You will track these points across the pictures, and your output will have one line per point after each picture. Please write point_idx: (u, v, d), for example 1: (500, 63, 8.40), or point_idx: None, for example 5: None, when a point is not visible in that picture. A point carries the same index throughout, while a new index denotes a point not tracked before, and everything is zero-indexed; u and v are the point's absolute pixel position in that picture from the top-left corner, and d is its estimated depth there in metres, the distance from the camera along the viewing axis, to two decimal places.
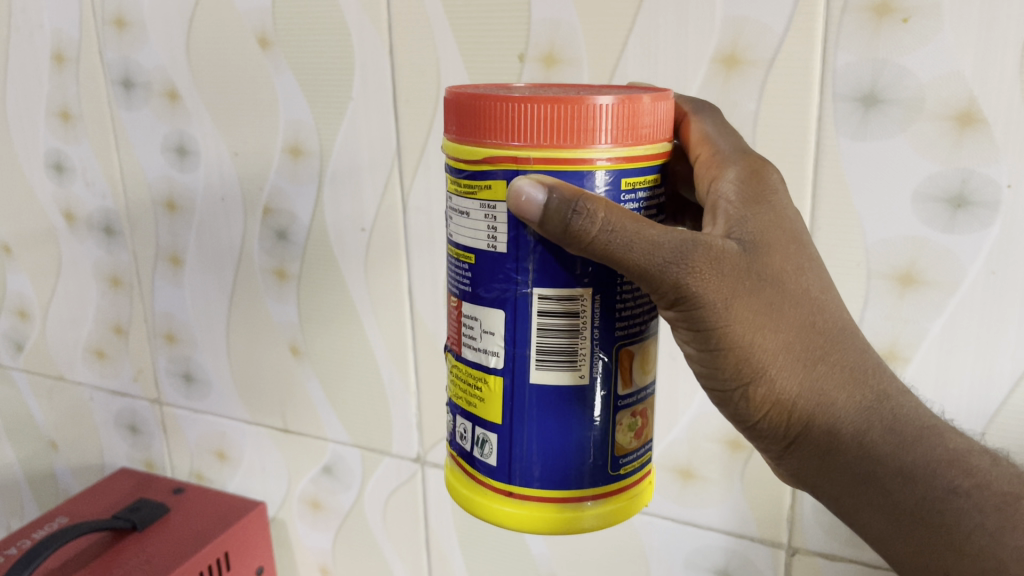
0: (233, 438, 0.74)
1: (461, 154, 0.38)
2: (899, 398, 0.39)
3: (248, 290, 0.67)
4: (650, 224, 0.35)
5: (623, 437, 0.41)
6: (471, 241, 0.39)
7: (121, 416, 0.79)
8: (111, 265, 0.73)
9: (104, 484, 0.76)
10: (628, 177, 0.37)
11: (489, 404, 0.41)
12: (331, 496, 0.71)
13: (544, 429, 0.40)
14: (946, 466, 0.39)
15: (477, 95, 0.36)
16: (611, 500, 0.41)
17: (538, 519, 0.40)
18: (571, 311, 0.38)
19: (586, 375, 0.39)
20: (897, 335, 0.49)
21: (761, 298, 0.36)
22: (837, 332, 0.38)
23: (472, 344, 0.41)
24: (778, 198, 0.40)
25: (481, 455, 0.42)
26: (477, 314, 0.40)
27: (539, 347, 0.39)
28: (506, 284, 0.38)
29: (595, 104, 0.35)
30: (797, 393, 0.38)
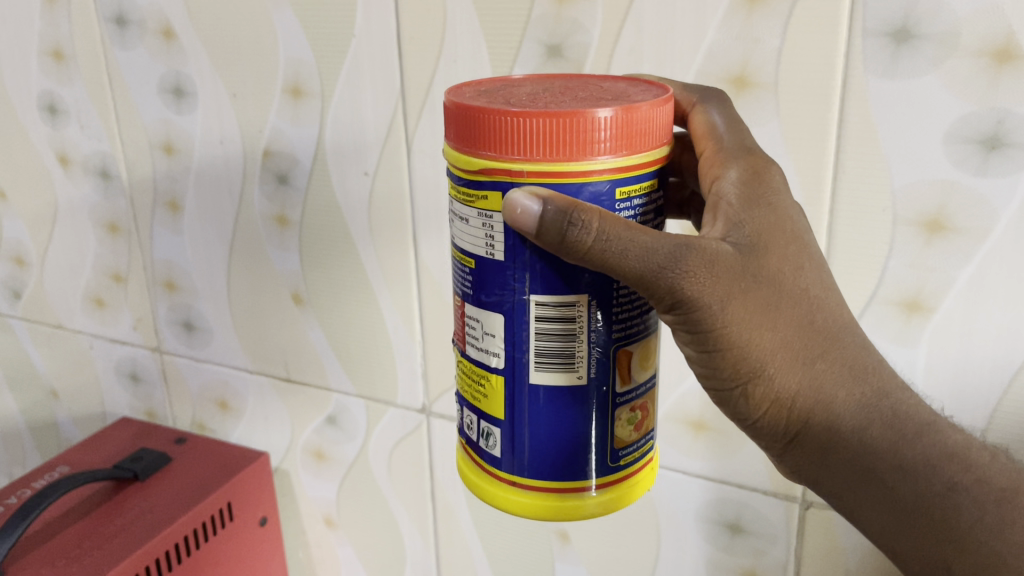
0: (235, 387, 0.75)
1: (458, 162, 0.38)
2: (899, 394, 0.39)
3: (249, 238, 0.68)
4: (644, 230, 0.36)
5: (623, 430, 0.42)
6: (471, 247, 0.40)
7: (122, 365, 0.81)
8: (109, 210, 0.73)
9: (109, 431, 0.77)
10: (622, 187, 0.37)
11: (493, 400, 0.41)
12: (335, 446, 0.72)
13: (544, 425, 0.40)
14: (946, 461, 0.38)
15: (474, 107, 0.37)
16: (613, 488, 0.42)
17: (541, 509, 0.41)
18: (568, 317, 0.39)
19: (583, 376, 0.40)
20: (921, 284, 0.47)
21: (757, 298, 0.37)
22: (834, 329, 0.38)
23: (475, 343, 0.41)
24: (778, 198, 0.40)
25: (486, 446, 0.43)
26: (479, 316, 0.40)
27: (537, 351, 0.39)
28: (505, 290, 0.39)
29: (592, 117, 0.35)
30: (796, 391, 0.38)
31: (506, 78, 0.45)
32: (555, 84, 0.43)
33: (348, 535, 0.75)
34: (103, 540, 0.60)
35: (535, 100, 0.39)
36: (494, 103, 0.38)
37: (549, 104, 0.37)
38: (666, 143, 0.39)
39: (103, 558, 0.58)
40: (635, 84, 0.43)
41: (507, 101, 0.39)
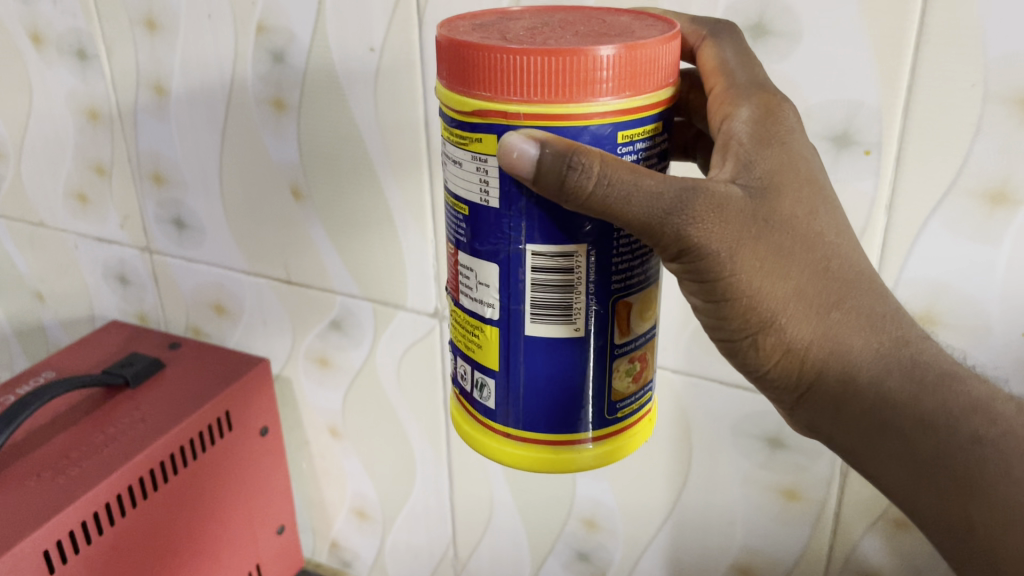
0: (231, 290, 0.72)
1: (452, 103, 0.36)
2: (918, 342, 0.37)
3: (244, 122, 0.63)
4: (649, 174, 0.34)
5: (621, 383, 0.40)
6: (465, 193, 0.37)
7: (109, 266, 0.77)
8: (88, 95, 0.68)
9: (96, 336, 0.75)
10: (624, 130, 0.35)
11: (487, 351, 0.40)
12: (340, 351, 0.69)
13: (538, 378, 0.39)
14: (969, 414, 0.36)
15: (468, 44, 0.34)
16: (608, 441, 0.41)
17: (535, 462, 0.40)
18: (565, 268, 0.37)
19: (581, 328, 0.38)
20: (1010, 172, 0.41)
21: (767, 245, 0.35)
22: (850, 275, 0.36)
23: (469, 293, 0.40)
24: (790, 137, 0.38)
25: (480, 397, 0.41)
26: (473, 265, 0.39)
27: (533, 302, 0.38)
28: (500, 239, 0.37)
29: (595, 56, 0.33)
30: (809, 341, 0.36)
31: (503, 9, 0.42)
32: (556, 17, 0.41)
33: (354, 446, 0.73)
34: (92, 449, 0.58)
35: (533, 35, 0.37)
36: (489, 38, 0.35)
37: (549, 41, 0.35)
38: (673, 82, 0.36)
39: (94, 468, 0.56)
40: (642, 17, 0.40)
41: (503, 37, 0.36)
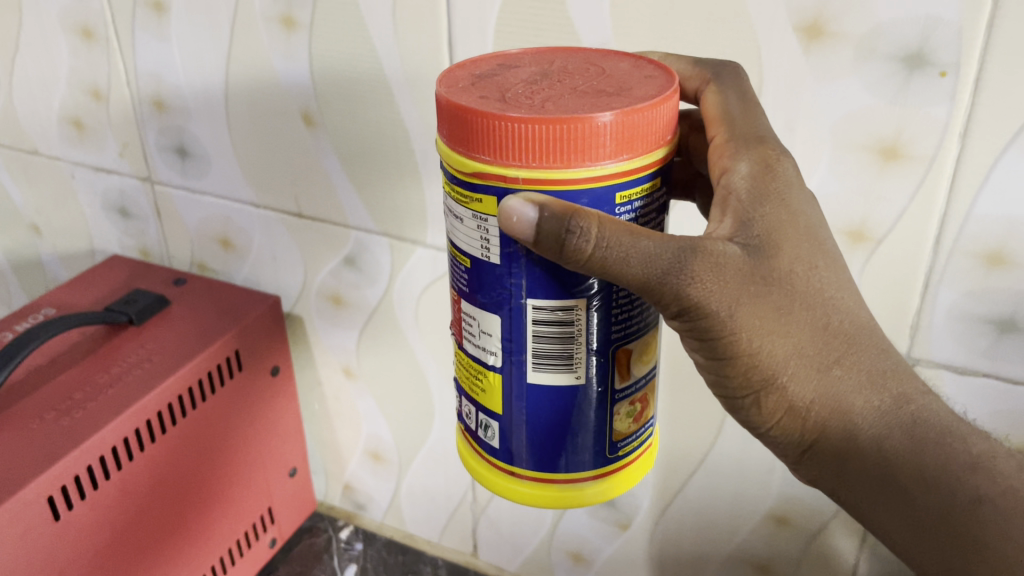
0: (238, 224, 0.69)
1: (453, 161, 0.37)
2: (920, 399, 0.37)
3: (250, 40, 0.58)
4: (646, 234, 0.35)
5: (622, 424, 0.41)
6: (467, 247, 0.38)
7: (109, 197, 0.74)
8: (82, 13, 0.64)
9: (97, 270, 0.74)
10: (622, 191, 0.36)
11: (490, 395, 0.41)
12: (356, 290, 0.66)
13: (540, 419, 0.40)
14: (971, 472, 0.36)
15: (467, 109, 0.35)
16: (611, 476, 0.42)
17: (540, 498, 0.41)
18: (565, 321, 0.37)
19: (582, 376, 0.39)
20: None
21: (766, 303, 0.36)
22: (851, 332, 0.37)
23: (472, 339, 0.40)
24: (789, 192, 0.39)
25: (485, 436, 0.42)
26: (476, 314, 0.39)
27: (535, 352, 0.38)
28: (502, 292, 0.38)
29: (592, 124, 0.33)
30: (811, 400, 0.36)
31: (503, 54, 0.43)
32: (554, 64, 0.41)
33: (368, 386, 0.71)
34: (96, 390, 0.57)
35: (531, 93, 0.38)
36: (487, 101, 0.36)
37: (547, 103, 0.35)
38: (670, 138, 0.37)
39: (98, 411, 0.55)
40: (641, 66, 0.41)
41: (502, 96, 0.37)
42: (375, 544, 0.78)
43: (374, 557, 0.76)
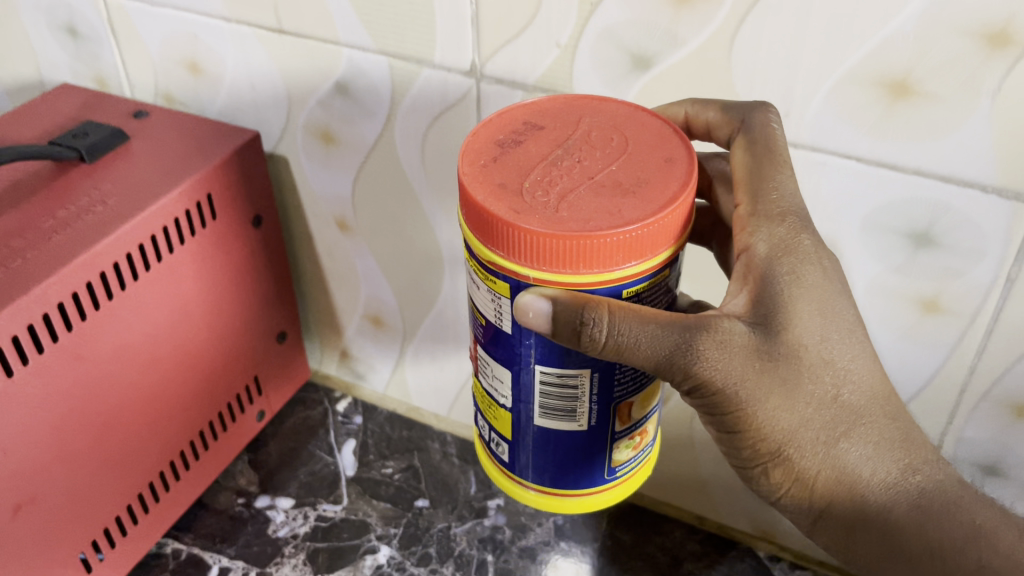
0: (207, 44, 0.61)
1: (474, 244, 0.40)
2: (925, 469, 0.41)
3: None
4: (656, 319, 0.37)
5: (620, 454, 0.47)
6: (483, 311, 0.43)
7: (56, 13, 0.65)
8: None
9: (45, 98, 0.65)
10: (629, 288, 0.39)
11: (502, 424, 0.47)
12: (347, 125, 0.60)
13: (543, 451, 0.46)
14: (971, 539, 0.41)
15: (487, 211, 0.38)
16: (607, 493, 0.49)
17: (543, 504, 0.49)
18: (570, 385, 0.43)
19: (585, 424, 0.45)
20: None
21: (773, 379, 0.38)
22: (860, 405, 0.40)
23: (488, 378, 0.46)
24: (804, 267, 0.40)
25: (497, 451, 0.49)
26: (492, 363, 0.45)
27: (542, 403, 0.44)
28: (513, 356, 0.43)
29: (600, 239, 0.36)
30: (818, 472, 0.40)
31: (530, 108, 0.45)
32: (579, 127, 0.44)
33: (366, 243, 0.67)
34: (40, 236, 0.51)
35: (550, 179, 0.40)
36: (505, 195, 0.39)
37: (562, 206, 0.38)
38: (680, 231, 0.40)
39: (42, 258, 0.50)
40: (665, 138, 0.43)
41: (520, 186, 0.39)
42: (375, 418, 0.77)
43: (375, 432, 0.76)
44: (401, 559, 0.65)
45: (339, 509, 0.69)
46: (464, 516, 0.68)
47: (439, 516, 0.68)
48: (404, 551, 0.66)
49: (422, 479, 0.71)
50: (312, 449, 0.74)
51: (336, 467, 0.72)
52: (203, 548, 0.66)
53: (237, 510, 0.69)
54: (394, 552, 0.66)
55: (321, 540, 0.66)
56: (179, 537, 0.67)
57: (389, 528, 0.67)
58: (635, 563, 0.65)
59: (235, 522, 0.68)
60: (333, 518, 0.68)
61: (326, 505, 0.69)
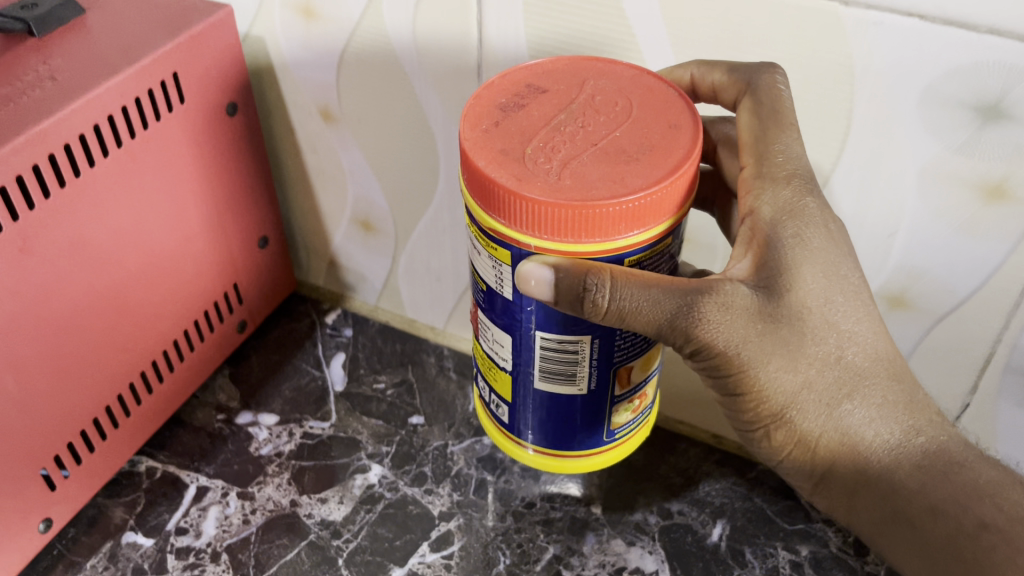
0: None
1: (476, 210, 0.41)
2: (929, 431, 0.40)
3: None
4: (658, 283, 0.37)
5: (621, 416, 0.48)
6: (484, 275, 0.43)
7: None
8: None
9: None
10: (631, 256, 0.40)
11: (502, 386, 0.48)
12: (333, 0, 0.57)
13: (543, 413, 0.47)
14: (977, 499, 0.40)
15: (488, 179, 0.38)
16: (606, 454, 0.49)
17: (542, 464, 0.50)
18: (570, 351, 0.43)
19: (585, 388, 0.45)
20: None
21: (775, 340, 0.38)
22: (864, 366, 0.39)
23: (488, 341, 0.47)
24: (809, 229, 0.40)
25: (497, 412, 0.50)
26: (492, 326, 0.45)
27: (543, 367, 0.44)
28: (514, 321, 0.43)
29: (602, 210, 0.37)
30: (820, 434, 0.40)
31: (533, 69, 0.45)
32: (583, 90, 0.43)
33: (352, 134, 0.64)
34: None
35: (552, 145, 0.40)
36: (506, 162, 0.39)
37: (564, 175, 0.38)
38: (683, 201, 0.40)
39: None
40: (669, 103, 0.42)
41: (522, 152, 0.40)
42: (366, 331, 0.77)
43: (364, 345, 0.75)
44: (394, 479, 0.64)
45: (327, 426, 0.68)
46: (462, 434, 0.68)
47: (435, 434, 0.68)
48: (398, 470, 0.65)
49: (416, 395, 0.71)
50: (298, 363, 0.74)
51: (323, 381, 0.72)
52: (180, 466, 0.65)
53: (216, 427, 0.68)
54: (385, 472, 0.65)
55: (307, 459, 0.66)
56: (154, 456, 0.66)
57: (381, 446, 0.67)
58: (647, 485, 0.64)
59: (215, 438, 0.67)
60: (320, 435, 0.68)
61: (312, 421, 0.69)
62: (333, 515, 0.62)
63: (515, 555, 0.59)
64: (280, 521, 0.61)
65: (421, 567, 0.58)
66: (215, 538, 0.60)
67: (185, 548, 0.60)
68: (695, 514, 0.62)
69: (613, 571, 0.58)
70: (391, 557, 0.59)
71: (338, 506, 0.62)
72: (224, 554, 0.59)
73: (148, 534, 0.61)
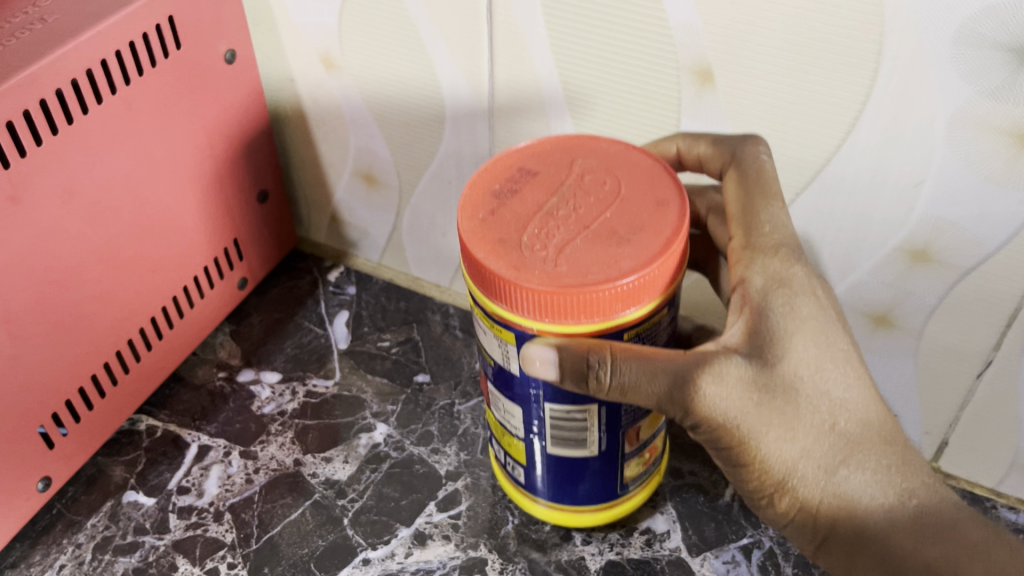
0: None
1: (478, 295, 0.43)
2: (921, 492, 0.43)
3: None
4: (657, 359, 0.40)
5: (632, 469, 0.50)
6: (491, 352, 0.45)
7: None
8: None
9: None
10: (630, 331, 0.42)
11: (516, 451, 0.50)
12: None
13: (555, 475, 0.49)
14: (969, 559, 0.42)
15: (488, 270, 0.40)
16: (617, 506, 0.52)
17: (553, 517, 0.53)
18: (579, 418, 0.45)
19: (596, 449, 0.47)
20: None
21: (772, 410, 0.40)
22: (856, 432, 0.42)
23: (499, 411, 0.49)
24: (798, 299, 0.42)
25: (513, 472, 0.52)
26: (502, 398, 0.47)
27: (554, 434, 0.47)
28: (524, 395, 0.45)
29: (597, 292, 0.39)
30: (821, 499, 0.42)
31: (522, 151, 0.47)
32: (573, 170, 0.45)
33: (354, 81, 0.63)
34: None
35: (547, 232, 0.42)
36: (505, 251, 0.41)
37: (559, 261, 0.40)
38: (674, 274, 0.42)
39: None
40: (655, 180, 0.44)
41: (519, 241, 0.42)
42: (370, 288, 0.75)
43: (368, 303, 0.74)
44: (399, 438, 0.64)
45: (332, 385, 0.68)
46: (469, 392, 0.67)
47: (441, 392, 0.67)
48: (403, 429, 0.65)
49: (421, 352, 0.70)
50: (300, 321, 0.73)
51: (327, 339, 0.71)
52: (181, 425, 0.65)
53: (217, 385, 0.68)
54: (391, 431, 0.65)
55: (312, 417, 0.66)
56: (154, 414, 0.66)
57: (386, 405, 0.66)
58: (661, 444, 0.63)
59: (215, 397, 0.67)
60: (324, 394, 0.67)
61: (316, 379, 0.68)
62: (338, 474, 0.62)
63: (523, 515, 0.59)
64: (284, 479, 0.62)
65: (428, 527, 0.59)
66: (217, 497, 0.61)
67: (187, 508, 0.60)
68: (706, 473, 0.62)
69: (624, 531, 0.58)
70: (397, 517, 0.59)
71: (343, 465, 0.62)
72: (227, 514, 0.60)
73: (149, 493, 0.61)
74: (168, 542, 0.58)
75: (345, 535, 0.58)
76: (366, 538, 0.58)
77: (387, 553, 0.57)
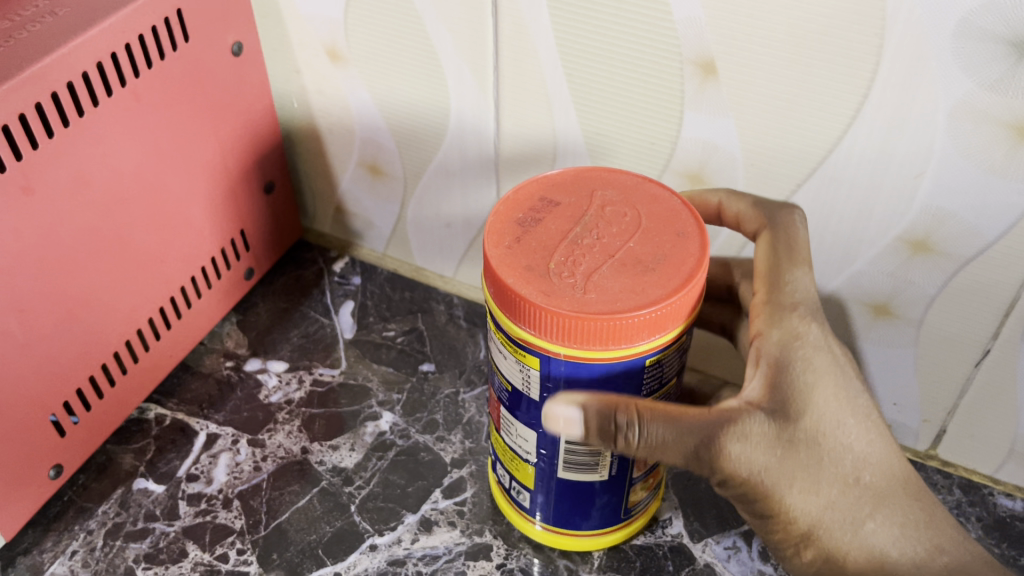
0: None
1: (502, 317, 0.41)
2: (949, 549, 0.43)
3: None
4: (685, 420, 0.39)
5: (636, 493, 0.49)
6: (510, 376, 0.44)
7: None
8: None
9: None
10: (651, 357, 0.41)
11: (523, 475, 0.49)
12: None
13: (558, 499, 0.49)
14: None
15: (517, 294, 0.39)
16: (618, 529, 0.52)
17: (550, 538, 0.52)
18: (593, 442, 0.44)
19: (606, 473, 0.46)
20: None
21: (797, 467, 0.39)
22: (883, 487, 0.42)
23: (509, 434, 0.48)
24: (815, 355, 0.41)
25: (518, 497, 0.51)
26: (516, 424, 0.46)
27: (566, 458, 0.46)
28: (541, 420, 0.44)
29: (627, 319, 0.38)
30: (846, 554, 0.41)
31: (542, 181, 0.46)
32: (593, 201, 0.44)
33: (360, 75, 0.61)
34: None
35: (572, 259, 0.41)
36: (533, 278, 0.40)
37: (586, 288, 0.39)
38: (696, 303, 0.41)
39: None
40: (676, 212, 0.43)
41: (546, 267, 0.41)
42: (375, 279, 0.75)
43: (374, 293, 0.73)
44: (405, 426, 0.63)
45: (338, 374, 0.67)
46: (474, 381, 0.67)
47: (446, 381, 0.67)
48: (409, 418, 0.64)
49: (426, 343, 0.69)
50: (307, 310, 0.72)
51: (334, 329, 0.70)
52: (189, 414, 0.64)
53: (225, 374, 0.67)
54: (397, 419, 0.64)
55: (318, 406, 0.65)
56: (162, 403, 0.65)
57: (392, 395, 0.65)
58: None
59: (222, 385, 0.66)
60: (330, 382, 0.66)
61: (322, 368, 0.67)
62: (345, 462, 0.61)
63: None
64: (292, 467, 0.60)
65: (434, 514, 0.58)
66: (225, 485, 0.59)
67: (196, 495, 0.59)
68: None
69: None
70: (403, 504, 0.58)
71: (349, 453, 0.61)
72: (235, 501, 0.58)
73: (158, 481, 0.60)
74: (178, 528, 0.57)
75: (351, 521, 0.57)
76: (372, 524, 0.57)
77: (394, 539, 0.56)
